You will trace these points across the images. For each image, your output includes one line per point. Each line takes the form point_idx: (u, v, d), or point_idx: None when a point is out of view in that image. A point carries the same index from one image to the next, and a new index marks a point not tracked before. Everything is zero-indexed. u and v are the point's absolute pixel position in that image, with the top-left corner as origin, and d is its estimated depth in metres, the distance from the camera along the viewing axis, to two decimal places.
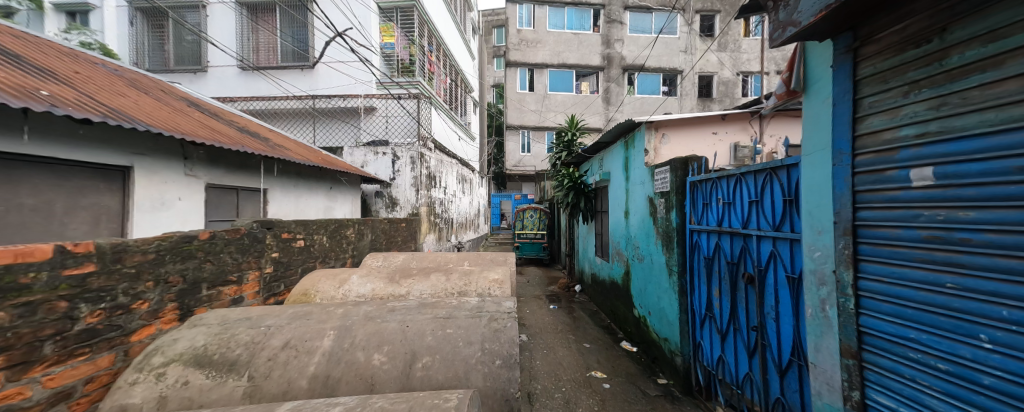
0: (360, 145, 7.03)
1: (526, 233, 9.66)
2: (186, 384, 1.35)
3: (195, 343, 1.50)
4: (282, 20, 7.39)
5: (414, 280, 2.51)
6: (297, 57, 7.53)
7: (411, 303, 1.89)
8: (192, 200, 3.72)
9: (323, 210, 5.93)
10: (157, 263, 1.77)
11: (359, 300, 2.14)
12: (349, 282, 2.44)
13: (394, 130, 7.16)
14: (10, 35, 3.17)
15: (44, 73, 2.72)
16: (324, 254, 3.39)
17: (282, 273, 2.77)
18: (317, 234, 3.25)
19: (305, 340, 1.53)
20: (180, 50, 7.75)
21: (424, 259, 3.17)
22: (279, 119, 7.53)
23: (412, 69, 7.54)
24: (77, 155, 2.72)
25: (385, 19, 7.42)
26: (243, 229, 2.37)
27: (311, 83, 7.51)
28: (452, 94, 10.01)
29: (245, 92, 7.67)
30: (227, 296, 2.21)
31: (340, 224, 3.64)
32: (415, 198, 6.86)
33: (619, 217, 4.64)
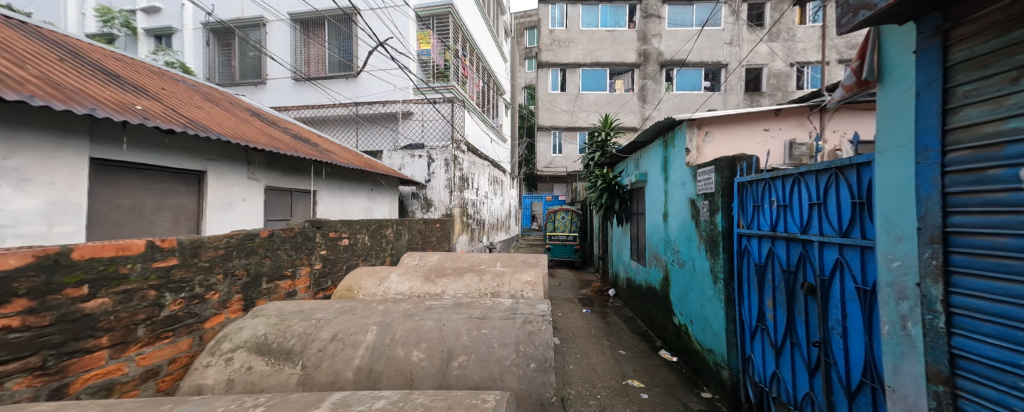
0: (398, 148, 7.32)
1: (557, 235, 9.58)
2: (250, 369, 1.47)
3: (258, 331, 1.63)
4: (330, 33, 7.87)
5: (449, 279, 2.57)
6: (342, 67, 7.98)
7: (447, 302, 1.94)
8: (254, 201, 4.05)
9: (364, 211, 6.21)
10: (226, 257, 1.94)
11: (397, 298, 2.23)
12: (388, 280, 2.55)
13: (430, 133, 7.32)
14: (113, 59, 3.62)
15: (138, 90, 3.06)
16: (366, 252, 3.55)
17: (330, 269, 2.95)
18: (360, 233, 3.41)
19: (351, 334, 1.61)
20: (244, 65, 8.45)
21: (457, 259, 3.25)
22: (326, 126, 8.00)
23: (446, 74, 7.71)
24: (163, 161, 3.06)
25: (423, 27, 7.68)
26: (297, 228, 2.55)
27: (354, 91, 7.91)
28: (484, 97, 10.15)
29: (297, 101, 8.22)
30: (282, 289, 2.39)
31: (380, 223, 3.80)
32: (449, 199, 7.04)
33: (657, 220, 4.51)
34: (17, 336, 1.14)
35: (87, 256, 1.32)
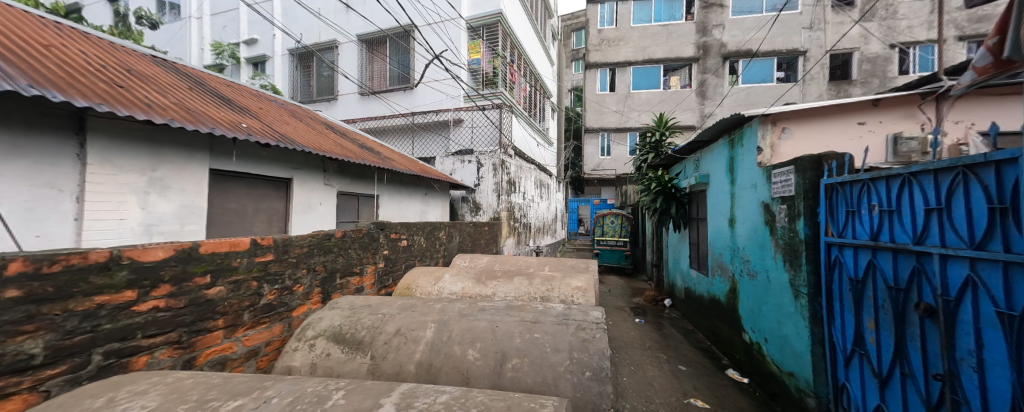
0: (449, 154, 7.68)
1: (606, 240, 9.33)
2: (328, 356, 1.63)
3: (334, 322, 1.79)
4: (391, 49, 8.45)
5: (499, 282, 2.63)
6: (401, 80, 8.50)
7: (499, 303, 1.99)
8: (329, 204, 4.53)
9: (419, 214, 6.53)
10: (309, 254, 2.17)
11: (451, 297, 2.33)
12: (442, 279, 2.67)
13: (479, 139, 7.58)
14: (224, 85, 4.25)
15: (234, 108, 3.56)
16: (422, 253, 3.73)
17: (391, 267, 3.15)
18: (417, 235, 3.60)
19: (412, 329, 1.72)
20: (321, 83, 9.33)
21: (506, 262, 3.30)
22: (386, 135, 8.58)
23: (495, 80, 7.86)
24: (259, 170, 3.64)
25: (473, 37, 7.93)
26: (364, 230, 2.75)
27: (411, 102, 8.38)
28: (532, 101, 10.23)
29: (361, 113, 8.90)
30: (352, 285, 2.60)
31: (434, 226, 3.98)
32: (496, 202, 7.17)
33: (722, 225, 4.21)
34: (159, 315, 1.41)
35: (209, 251, 1.58)
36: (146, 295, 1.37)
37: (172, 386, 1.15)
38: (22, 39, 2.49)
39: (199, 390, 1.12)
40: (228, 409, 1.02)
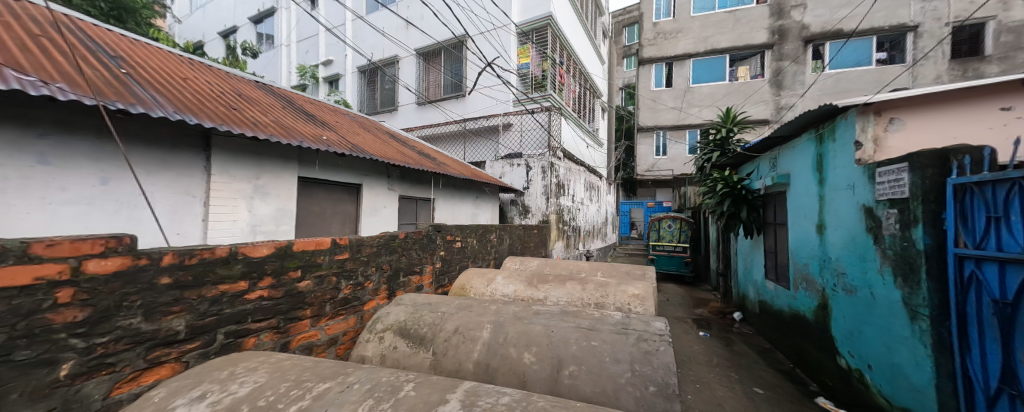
0: (499, 158, 7.85)
1: (662, 245, 8.91)
2: (395, 349, 1.76)
3: (400, 317, 1.91)
4: (445, 59, 8.84)
5: (551, 286, 2.64)
6: (454, 88, 8.83)
7: (553, 308, 1.99)
8: (392, 208, 5.00)
9: (470, 216, 6.73)
10: (377, 254, 2.41)
11: (505, 300, 2.37)
12: (495, 281, 2.73)
13: (528, 142, 7.62)
14: (307, 102, 4.89)
15: (315, 123, 4.11)
16: (475, 254, 3.85)
17: (447, 268, 3.29)
18: (470, 236, 3.71)
19: (469, 329, 1.78)
20: (383, 95, 10.09)
21: (556, 266, 3.30)
22: (440, 142, 9.00)
23: (543, 83, 7.90)
24: (336, 178, 4.15)
25: (523, 41, 8.02)
26: (423, 231, 2.92)
27: (463, 108, 8.67)
28: (581, 101, 10.11)
29: (418, 121, 9.43)
30: (413, 283, 2.78)
31: (486, 228, 4.08)
32: (545, 205, 7.16)
33: (807, 230, 3.84)
34: (262, 303, 1.70)
35: (300, 249, 1.86)
36: (254, 286, 1.66)
37: (275, 365, 1.32)
38: (167, 74, 3.14)
39: (296, 371, 1.27)
40: (318, 392, 1.14)
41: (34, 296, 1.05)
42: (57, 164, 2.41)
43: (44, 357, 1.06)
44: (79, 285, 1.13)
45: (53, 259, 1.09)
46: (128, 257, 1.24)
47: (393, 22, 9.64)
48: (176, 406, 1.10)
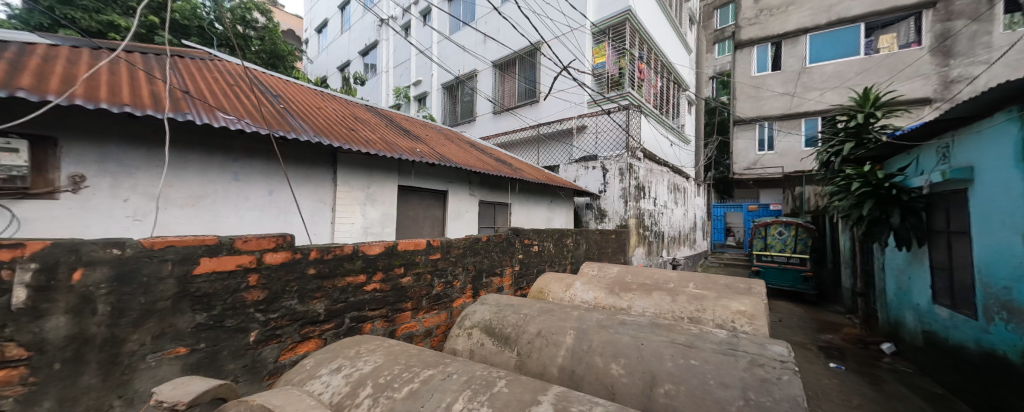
0: (573, 161, 7.82)
1: (771, 255, 7.94)
2: (483, 346, 1.85)
3: (486, 315, 1.99)
4: (520, 66, 9.11)
5: (635, 295, 2.38)
6: (528, 94, 9.06)
7: (642, 319, 1.75)
8: (473, 212, 5.70)
9: (545, 220, 6.85)
10: (464, 254, 2.66)
11: (584, 306, 2.25)
12: (574, 287, 2.60)
13: (604, 144, 7.49)
14: (402, 123, 5.98)
15: (409, 139, 5.01)
16: (552, 258, 3.84)
17: (526, 271, 3.37)
18: (547, 240, 3.69)
19: (552, 332, 1.72)
20: (462, 106, 10.84)
21: (637, 274, 3.13)
22: (515, 148, 9.31)
23: (621, 82, 7.52)
24: (425, 186, 5.04)
25: (599, 41, 7.80)
26: (503, 235, 3.04)
27: (537, 114, 8.79)
28: (664, 97, 9.55)
29: (494, 129, 9.88)
30: (495, 284, 2.96)
31: (562, 232, 4.01)
32: (623, 209, 6.86)
33: (1009, 240, 3.02)
34: (375, 295, 2.06)
35: (403, 249, 2.20)
36: (369, 280, 2.03)
37: (388, 349, 1.56)
38: (308, 110, 4.34)
39: (406, 356, 1.48)
40: (423, 378, 1.30)
41: (235, 279, 1.48)
42: (242, 180, 3.54)
43: (241, 324, 1.51)
44: (260, 271, 1.56)
45: (246, 251, 1.52)
46: (288, 251, 1.66)
47: (474, 37, 10.29)
48: (321, 375, 1.44)
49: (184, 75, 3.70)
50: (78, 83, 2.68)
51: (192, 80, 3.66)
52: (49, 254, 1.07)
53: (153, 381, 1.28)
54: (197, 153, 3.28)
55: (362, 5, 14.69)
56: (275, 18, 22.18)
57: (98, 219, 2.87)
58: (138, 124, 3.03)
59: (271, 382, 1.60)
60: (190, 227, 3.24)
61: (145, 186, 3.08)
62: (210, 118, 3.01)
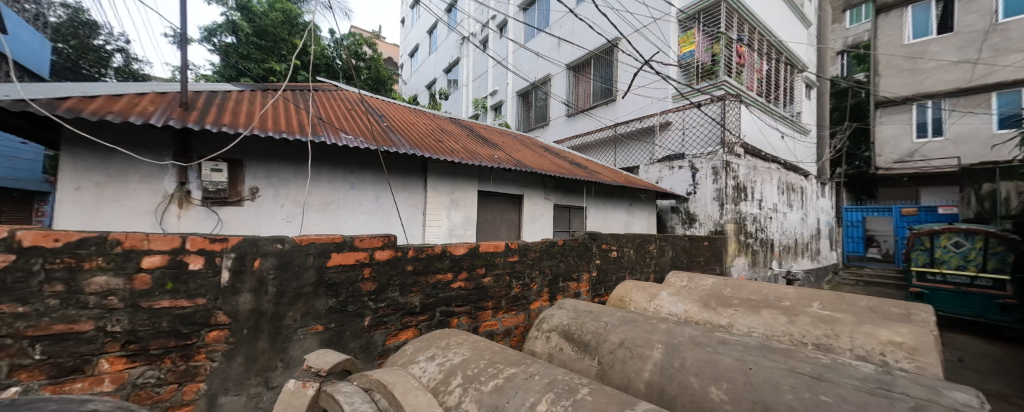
0: (655, 161, 7.33)
1: (943, 273, 6.30)
2: (562, 351, 1.78)
3: (564, 319, 1.92)
4: (595, 66, 8.89)
5: (737, 311, 2.04)
6: (605, 93, 8.77)
7: (750, 339, 1.43)
8: (548, 216, 5.67)
9: (624, 225, 6.53)
10: (542, 257, 2.65)
11: (672, 319, 2.01)
12: (660, 297, 2.36)
13: (692, 141, 6.87)
14: (480, 131, 6.27)
15: (488, 147, 5.22)
16: (632, 265, 3.51)
17: (603, 277, 3.18)
18: (627, 246, 3.42)
19: (637, 345, 1.51)
20: (536, 111, 10.94)
21: (740, 287, 2.63)
22: (591, 150, 9.06)
23: (715, 69, 6.86)
24: (503, 190, 5.16)
25: (686, 28, 7.22)
26: (578, 239, 2.94)
27: (615, 114, 8.48)
28: (772, 82, 8.30)
29: (569, 132, 9.78)
30: (572, 289, 2.86)
31: (644, 238, 3.64)
32: (719, 213, 6.11)
33: None
34: (460, 292, 2.20)
35: (484, 251, 2.29)
36: (456, 278, 2.18)
37: (474, 344, 1.63)
38: (404, 126, 4.82)
39: (489, 352, 1.53)
40: (506, 375, 1.33)
41: (354, 271, 1.81)
42: (357, 188, 4.09)
43: (358, 310, 1.84)
44: (372, 265, 1.87)
45: (361, 248, 1.83)
46: (392, 249, 1.92)
47: (548, 42, 10.37)
48: (419, 360, 1.59)
49: (313, 104, 4.40)
50: (254, 118, 3.41)
51: (323, 109, 4.37)
52: (240, 247, 1.51)
53: (301, 349, 1.69)
54: (326, 168, 3.91)
55: (446, 26, 15.88)
56: (381, 49, 25.95)
57: (266, 222, 3.64)
58: (289, 147, 3.74)
59: (380, 362, 1.93)
60: (321, 228, 3.92)
61: (295, 194, 3.78)
62: (336, 138, 3.52)
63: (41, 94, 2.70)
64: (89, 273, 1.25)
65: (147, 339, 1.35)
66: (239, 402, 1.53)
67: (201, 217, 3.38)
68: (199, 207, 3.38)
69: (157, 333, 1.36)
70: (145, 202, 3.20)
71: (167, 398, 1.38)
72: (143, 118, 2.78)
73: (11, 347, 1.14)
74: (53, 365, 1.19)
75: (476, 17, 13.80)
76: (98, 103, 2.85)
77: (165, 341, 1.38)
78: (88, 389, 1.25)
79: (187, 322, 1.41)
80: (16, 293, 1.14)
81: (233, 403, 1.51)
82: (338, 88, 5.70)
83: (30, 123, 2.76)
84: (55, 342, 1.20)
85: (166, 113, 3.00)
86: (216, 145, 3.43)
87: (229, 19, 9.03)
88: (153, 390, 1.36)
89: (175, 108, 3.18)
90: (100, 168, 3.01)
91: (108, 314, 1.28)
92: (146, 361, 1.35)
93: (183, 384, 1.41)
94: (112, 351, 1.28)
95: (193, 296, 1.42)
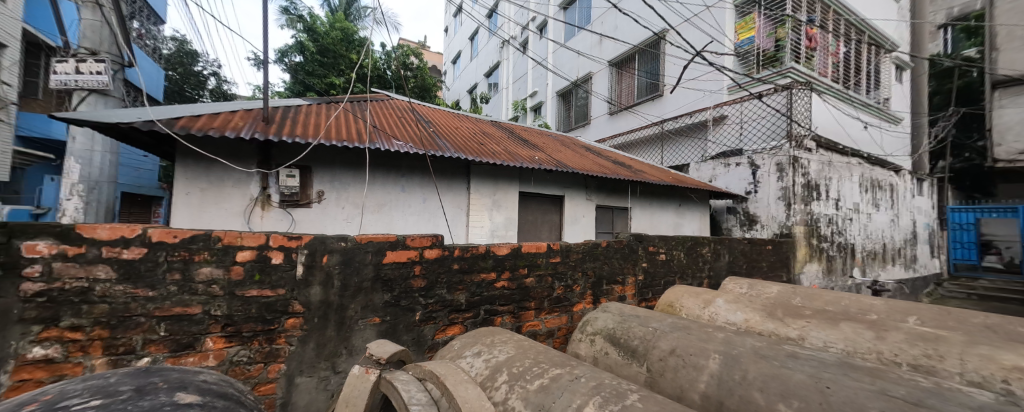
0: (707, 159, 6.92)
1: None
2: (607, 355, 1.71)
3: (609, 323, 1.85)
4: (639, 61, 8.58)
5: (810, 322, 1.82)
6: (650, 89, 8.40)
7: (829, 355, 1.25)
8: (590, 216, 5.54)
9: (673, 226, 6.23)
10: (587, 258, 2.58)
11: (731, 329, 1.85)
12: (715, 304, 2.20)
13: (750, 136, 6.43)
14: (520, 133, 6.31)
15: (530, 149, 5.20)
16: (683, 270, 3.31)
17: (650, 281, 3.03)
18: (676, 249, 3.23)
19: (690, 354, 1.41)
20: (577, 110, 10.79)
21: (812, 296, 2.34)
22: (636, 148, 8.76)
23: (779, 56, 6.33)
24: (545, 191, 5.12)
25: (744, 13, 6.71)
26: (623, 240, 2.83)
27: (662, 109, 8.10)
28: (850, 66, 7.40)
29: (611, 130, 9.52)
30: (616, 293, 2.76)
31: (695, 240, 3.42)
32: (785, 214, 5.60)
33: None
34: (503, 292, 2.20)
35: (527, 251, 2.28)
36: (499, 277, 2.18)
37: (518, 343, 1.61)
38: (452, 131, 4.98)
39: (534, 352, 1.50)
40: (552, 376, 1.29)
41: (406, 268, 1.89)
42: (407, 190, 4.25)
43: (410, 305, 1.91)
44: (422, 263, 1.93)
45: (413, 247, 1.90)
46: (440, 248, 1.97)
47: (590, 40, 10.20)
48: (465, 356, 1.61)
49: (368, 113, 4.67)
50: (321, 128, 3.69)
51: (378, 117, 4.61)
52: (312, 244, 1.68)
53: (362, 339, 1.80)
54: (381, 172, 4.12)
55: (487, 32, 16.20)
56: (426, 59, 27.07)
57: (329, 222, 3.91)
58: (349, 153, 3.97)
59: (430, 355, 1.97)
60: (376, 228, 4.13)
61: (352, 197, 4.01)
62: (388, 145, 3.68)
63: (160, 115, 3.11)
64: (198, 265, 1.51)
65: (240, 323, 1.57)
66: (312, 383, 1.71)
67: (279, 218, 3.73)
68: (277, 209, 3.73)
69: (247, 317, 1.58)
70: (236, 205, 3.60)
71: (256, 375, 1.61)
72: (235, 132, 3.12)
73: (144, 324, 1.43)
74: (173, 340, 1.48)
75: (516, 19, 13.89)
76: (203, 121, 3.26)
77: (253, 325, 1.60)
78: (198, 362, 1.52)
79: (271, 309, 1.62)
80: (148, 279, 1.44)
81: (306, 383, 1.70)
82: (390, 97, 5.99)
83: (152, 138, 3.30)
84: (174, 322, 1.48)
85: (252, 127, 3.33)
86: (292, 154, 3.75)
87: (298, 41, 10.01)
88: (245, 367, 1.59)
89: (259, 123, 3.53)
90: (203, 176, 3.46)
91: (211, 300, 1.53)
92: (239, 342, 1.58)
93: (268, 364, 1.63)
94: (214, 332, 1.53)
95: (275, 287, 1.63)
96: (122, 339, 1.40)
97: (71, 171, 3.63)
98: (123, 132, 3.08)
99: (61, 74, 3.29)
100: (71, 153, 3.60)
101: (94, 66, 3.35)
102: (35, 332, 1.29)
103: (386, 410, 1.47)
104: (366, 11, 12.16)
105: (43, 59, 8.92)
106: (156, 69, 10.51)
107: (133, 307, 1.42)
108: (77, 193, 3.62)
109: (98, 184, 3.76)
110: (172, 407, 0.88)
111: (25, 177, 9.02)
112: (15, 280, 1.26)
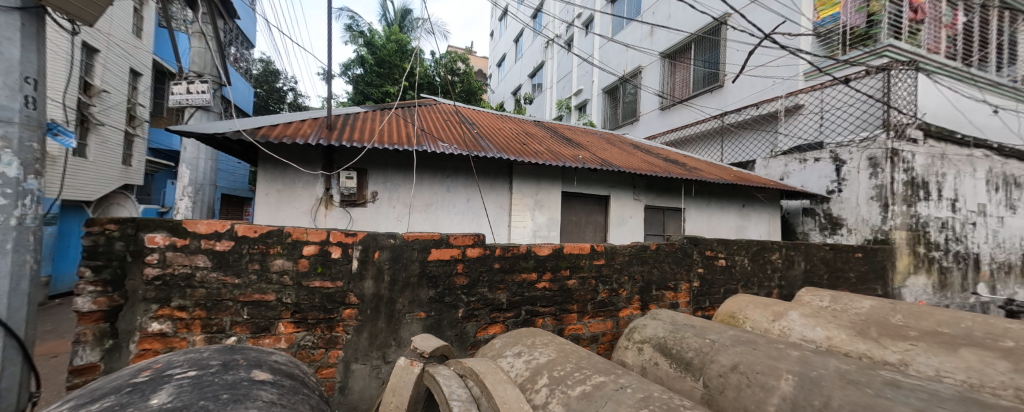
0: (779, 154, 6.41)
1: None
2: (657, 366, 1.59)
3: (659, 331, 1.72)
4: (695, 51, 8.13)
5: (914, 346, 1.55)
6: (708, 80, 7.91)
7: (941, 388, 1.04)
8: (638, 218, 5.30)
9: (734, 230, 5.79)
10: (633, 262, 2.44)
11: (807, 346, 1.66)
12: (788, 318, 1.98)
13: (832, 128, 5.80)
14: (561, 130, 6.24)
15: (574, 148, 5.07)
16: (747, 278, 3.04)
17: (708, 289, 2.80)
18: (739, 254, 2.97)
19: (758, 372, 1.25)
20: (624, 107, 10.46)
21: (922, 310, 1.99)
22: (692, 144, 8.31)
23: (872, 34, 5.62)
24: (591, 191, 4.99)
25: None
26: (675, 243, 2.64)
27: (722, 102, 7.57)
28: (967, 41, 6.34)
29: (664, 126, 9.09)
30: (667, 299, 2.58)
31: (762, 245, 3.12)
32: (880, 217, 4.99)
33: None
34: (545, 293, 2.13)
35: (569, 252, 2.20)
36: (541, 278, 2.12)
37: (560, 346, 1.54)
38: (496, 132, 5.00)
39: (577, 357, 1.43)
40: (595, 383, 1.21)
41: (449, 265, 1.89)
42: (452, 190, 4.33)
43: (453, 301, 1.91)
44: (465, 261, 1.92)
45: (456, 245, 1.90)
46: (481, 247, 1.95)
47: (641, 33, 9.79)
48: (506, 355, 1.57)
49: (418, 117, 4.84)
50: (375, 133, 3.85)
51: (426, 121, 4.75)
52: (365, 240, 1.73)
53: (409, 332, 1.83)
54: (428, 173, 4.23)
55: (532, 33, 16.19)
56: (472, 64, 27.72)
57: (383, 221, 4.09)
58: (404, 155, 4.10)
59: (472, 352, 1.96)
60: (424, 227, 4.25)
61: (402, 195, 4.15)
62: (435, 146, 3.77)
63: (246, 125, 3.47)
64: (273, 257, 1.62)
65: (306, 311, 1.66)
66: (365, 370, 1.76)
67: (340, 217, 3.97)
68: (338, 210, 3.97)
69: (311, 306, 1.67)
70: (304, 204, 3.89)
71: (318, 359, 1.69)
72: (304, 139, 3.34)
73: (232, 307, 1.57)
74: (252, 323, 1.60)
75: (563, 18, 13.72)
76: (279, 129, 3.55)
77: (316, 313, 1.68)
78: (272, 344, 1.63)
79: (331, 300, 1.69)
80: (234, 267, 1.57)
81: (361, 370, 1.76)
82: (437, 101, 6.16)
83: (242, 146, 3.69)
84: (254, 307, 1.60)
85: (318, 134, 3.54)
86: (351, 156, 3.99)
87: (359, 55, 10.66)
88: (310, 351, 1.67)
89: (322, 129, 3.75)
90: (279, 179, 3.82)
91: (283, 289, 1.63)
92: (305, 328, 1.67)
93: (329, 350, 1.70)
94: (285, 318, 1.63)
95: (335, 279, 1.69)
96: (215, 320, 1.55)
97: (183, 176, 4.13)
98: (219, 142, 3.48)
99: (176, 95, 3.73)
100: (182, 161, 4.10)
101: (198, 86, 3.70)
102: (154, 309, 1.49)
103: (431, 403, 1.48)
104: (419, 23, 12.72)
105: (167, 83, 10.32)
106: (247, 86, 11.77)
107: (223, 292, 1.56)
108: (187, 194, 4.11)
109: (202, 187, 4.24)
110: (248, 383, 0.94)
111: (153, 181, 10.38)
112: (140, 265, 1.47)
